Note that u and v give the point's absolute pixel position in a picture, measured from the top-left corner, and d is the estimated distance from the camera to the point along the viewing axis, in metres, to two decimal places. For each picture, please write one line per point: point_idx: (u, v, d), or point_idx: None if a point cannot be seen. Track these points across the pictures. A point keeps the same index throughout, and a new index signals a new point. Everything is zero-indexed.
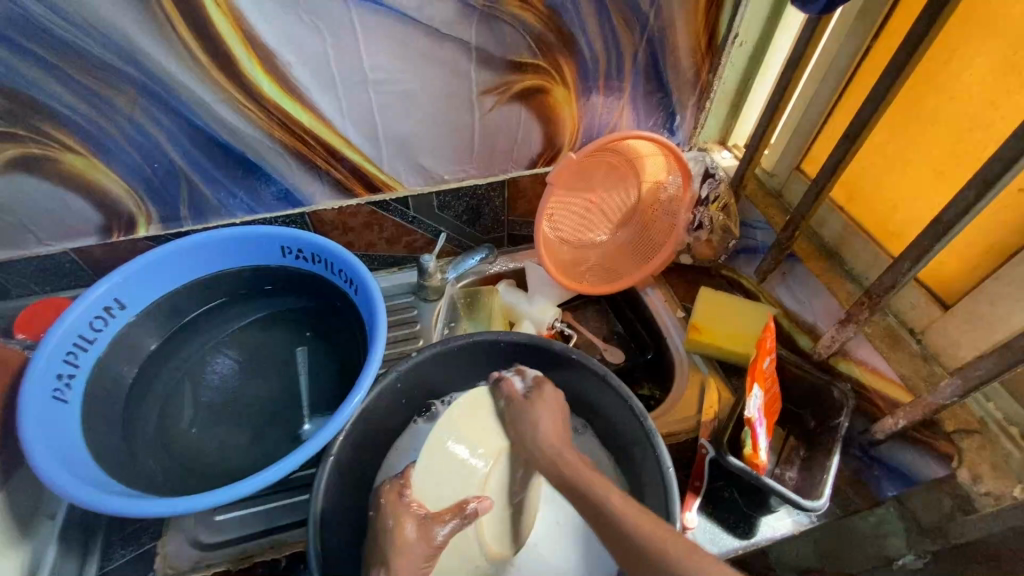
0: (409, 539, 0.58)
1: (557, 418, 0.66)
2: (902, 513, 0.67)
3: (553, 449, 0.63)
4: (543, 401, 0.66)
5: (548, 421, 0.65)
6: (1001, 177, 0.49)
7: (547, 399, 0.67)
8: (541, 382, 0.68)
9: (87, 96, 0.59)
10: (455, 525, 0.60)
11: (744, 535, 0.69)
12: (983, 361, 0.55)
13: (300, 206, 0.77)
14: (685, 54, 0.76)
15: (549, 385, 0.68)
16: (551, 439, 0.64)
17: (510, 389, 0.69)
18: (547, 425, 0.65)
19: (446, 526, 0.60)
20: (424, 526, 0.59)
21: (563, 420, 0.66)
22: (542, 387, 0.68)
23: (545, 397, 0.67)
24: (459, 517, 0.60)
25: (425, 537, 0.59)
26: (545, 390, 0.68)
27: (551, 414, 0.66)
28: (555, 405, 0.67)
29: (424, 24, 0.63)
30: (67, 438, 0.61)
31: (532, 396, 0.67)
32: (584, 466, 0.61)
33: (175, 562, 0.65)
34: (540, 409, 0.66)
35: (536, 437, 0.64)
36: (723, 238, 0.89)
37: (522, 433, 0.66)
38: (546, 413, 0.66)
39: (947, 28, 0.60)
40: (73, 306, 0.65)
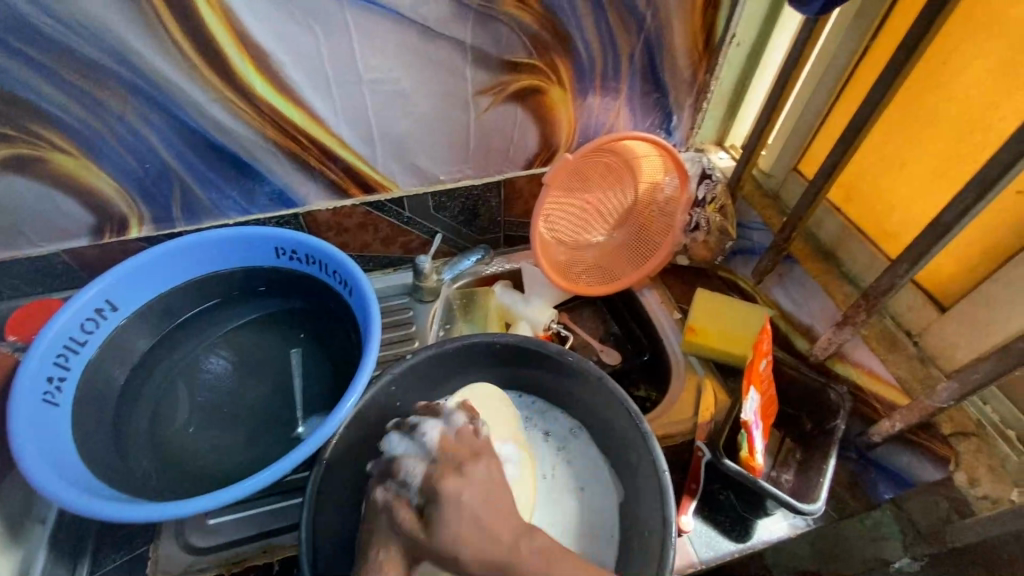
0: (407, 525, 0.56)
1: (480, 504, 0.50)
2: (899, 516, 0.67)
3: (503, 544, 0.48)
4: (461, 471, 0.52)
5: (468, 524, 0.48)
6: (1000, 179, 0.49)
7: (454, 509, 0.49)
8: (434, 486, 0.51)
9: (77, 96, 0.58)
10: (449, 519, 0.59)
11: (740, 538, 0.69)
12: (981, 364, 0.54)
13: (294, 206, 0.77)
14: (682, 55, 0.76)
15: (448, 479, 0.51)
16: (485, 547, 0.48)
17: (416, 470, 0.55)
18: (471, 531, 0.48)
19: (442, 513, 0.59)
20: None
21: (492, 501, 0.50)
22: (440, 489, 0.51)
23: (452, 496, 0.50)
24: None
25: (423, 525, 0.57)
26: (444, 493, 0.50)
27: (463, 517, 0.49)
28: (469, 504, 0.49)
29: (420, 23, 0.62)
30: (57, 442, 0.60)
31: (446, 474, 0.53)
32: (545, 562, 0.48)
33: (166, 566, 0.64)
34: (469, 480, 0.51)
35: (468, 554, 0.47)
36: (720, 240, 0.89)
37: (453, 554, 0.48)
38: (462, 524, 0.48)
39: (948, 26, 0.59)
40: (64, 308, 0.64)
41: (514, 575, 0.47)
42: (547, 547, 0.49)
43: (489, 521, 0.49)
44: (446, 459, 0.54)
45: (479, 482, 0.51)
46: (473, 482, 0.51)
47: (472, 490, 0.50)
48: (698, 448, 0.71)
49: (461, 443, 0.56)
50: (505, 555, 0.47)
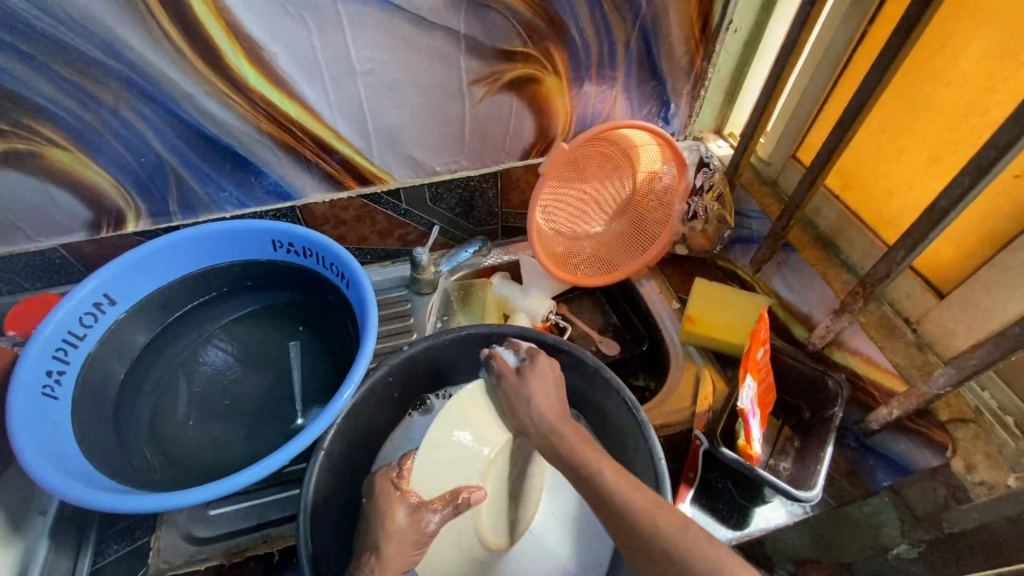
0: (399, 525, 0.56)
1: (553, 391, 0.64)
2: (897, 503, 0.65)
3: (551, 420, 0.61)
4: (537, 375, 0.64)
5: (543, 390, 0.63)
6: (997, 163, 0.48)
7: (538, 374, 0.65)
8: (534, 354, 0.66)
9: (71, 90, 0.58)
10: (446, 514, 0.58)
11: (737, 524, 0.71)
12: (978, 351, 0.54)
13: (291, 199, 0.77)
14: (679, 42, 0.76)
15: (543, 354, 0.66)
16: (547, 409, 0.62)
17: (502, 364, 0.67)
18: (546, 398, 0.63)
19: (438, 514, 0.58)
20: (414, 514, 0.57)
21: (560, 390, 0.64)
22: (539, 358, 0.66)
23: (546, 370, 0.65)
24: (449, 507, 0.59)
25: (415, 524, 0.57)
26: (538, 361, 0.65)
27: (544, 394, 0.63)
28: (549, 380, 0.65)
29: (412, 13, 0.62)
30: (57, 434, 0.61)
31: (524, 372, 0.65)
32: (580, 441, 0.58)
33: (168, 557, 0.64)
34: (539, 378, 0.64)
35: (532, 408, 0.62)
36: (719, 228, 0.90)
37: (517, 408, 0.64)
38: (539, 387, 0.63)
39: (943, 10, 0.59)
40: (66, 299, 0.64)
41: (557, 435, 0.60)
42: (587, 438, 0.59)
43: (560, 400, 0.63)
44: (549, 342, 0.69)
45: (561, 369, 0.66)
46: (560, 368, 0.66)
47: (555, 371, 0.65)
48: (696, 437, 0.71)
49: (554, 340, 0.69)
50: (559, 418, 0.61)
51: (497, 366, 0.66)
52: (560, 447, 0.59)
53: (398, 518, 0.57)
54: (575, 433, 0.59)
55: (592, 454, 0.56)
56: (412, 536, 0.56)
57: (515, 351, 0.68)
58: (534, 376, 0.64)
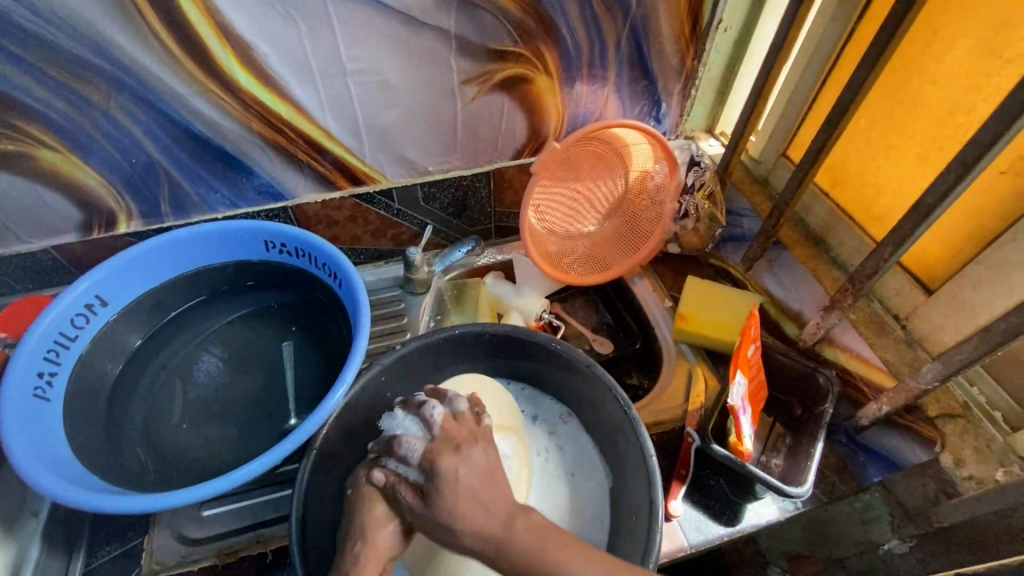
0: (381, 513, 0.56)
1: (479, 485, 0.52)
2: (888, 499, 0.66)
3: (493, 535, 0.50)
4: (448, 483, 0.51)
5: (465, 505, 0.51)
6: (981, 159, 0.49)
7: (455, 482, 0.51)
8: (434, 466, 0.52)
9: (59, 91, 0.58)
10: None
11: (730, 522, 0.70)
12: (964, 346, 0.55)
13: (283, 199, 0.77)
14: (669, 41, 0.76)
15: (446, 457, 0.52)
16: (479, 526, 0.50)
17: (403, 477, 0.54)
18: (471, 508, 0.51)
19: None
20: None
21: (482, 492, 0.51)
22: (437, 467, 0.52)
23: (450, 477, 0.51)
24: None
25: None
26: (439, 471, 0.52)
27: (470, 511, 0.50)
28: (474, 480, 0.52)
29: (403, 13, 0.62)
30: (49, 435, 0.61)
31: (428, 492, 0.52)
32: (537, 539, 0.50)
33: (160, 557, 0.65)
34: (449, 490, 0.51)
35: (459, 532, 0.50)
36: (710, 227, 0.90)
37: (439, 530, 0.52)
38: (458, 499, 0.51)
39: (929, 9, 0.59)
40: (57, 300, 0.64)
41: (507, 548, 0.49)
42: (539, 529, 0.51)
43: (486, 500, 0.51)
44: (452, 437, 0.55)
45: (476, 464, 0.53)
46: (473, 468, 0.52)
47: (467, 472, 0.52)
48: (687, 434, 0.72)
49: (462, 430, 0.56)
50: (497, 532, 0.50)
51: (393, 486, 0.54)
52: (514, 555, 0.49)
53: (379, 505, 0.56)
54: (529, 534, 0.50)
55: (555, 555, 0.49)
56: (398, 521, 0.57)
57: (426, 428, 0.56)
58: (444, 484, 0.51)
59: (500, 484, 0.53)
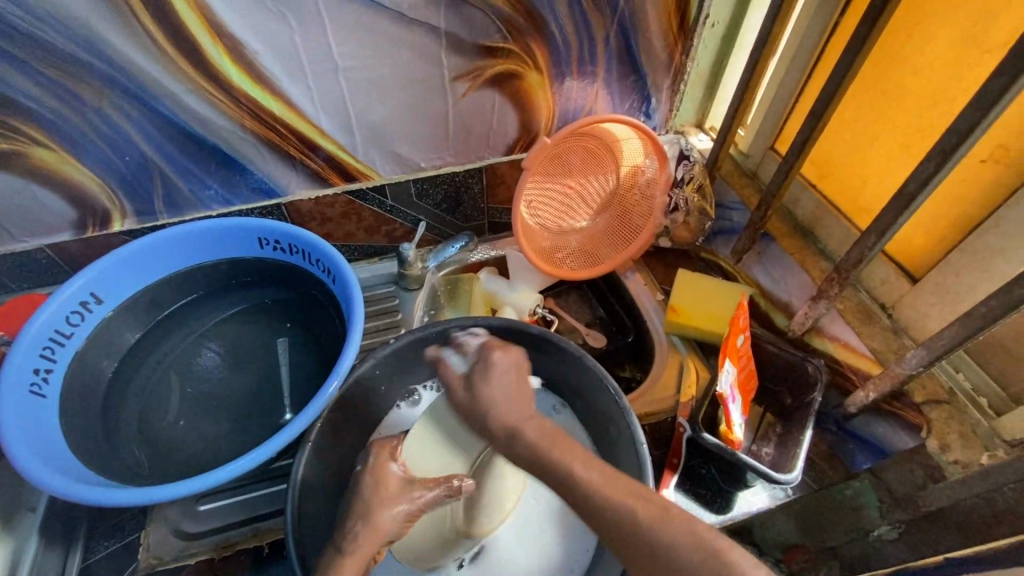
0: (384, 509, 0.56)
1: (516, 384, 0.58)
2: (877, 486, 0.66)
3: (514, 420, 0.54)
4: (491, 376, 0.58)
5: (502, 391, 0.57)
6: (959, 147, 0.50)
7: (493, 375, 0.59)
8: (486, 353, 0.61)
9: (53, 89, 0.59)
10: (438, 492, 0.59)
11: (721, 510, 0.72)
12: (946, 331, 0.56)
13: (276, 196, 0.78)
14: (657, 36, 0.77)
15: (497, 352, 0.61)
16: (507, 410, 0.55)
17: (450, 375, 0.61)
18: (505, 394, 0.57)
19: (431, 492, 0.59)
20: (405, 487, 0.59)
21: (521, 391, 0.58)
22: (489, 357, 0.60)
23: (498, 368, 0.59)
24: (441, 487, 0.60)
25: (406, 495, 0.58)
26: (491, 361, 0.60)
27: (503, 398, 0.56)
28: (506, 378, 0.58)
29: (393, 10, 0.63)
30: (45, 431, 0.61)
31: (476, 376, 0.59)
32: (546, 439, 0.52)
33: (158, 552, 0.65)
34: (493, 381, 0.58)
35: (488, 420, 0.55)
36: (700, 220, 0.91)
37: (474, 416, 0.57)
38: (498, 390, 0.57)
39: (910, 3, 0.60)
40: (51, 299, 0.65)
41: (520, 434, 0.53)
42: (550, 434, 0.52)
43: (516, 400, 0.56)
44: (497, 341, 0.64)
45: (519, 367, 0.60)
46: (512, 363, 0.60)
47: (508, 373, 0.59)
48: (679, 425, 0.74)
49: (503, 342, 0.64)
50: (519, 420, 0.54)
51: (445, 376, 0.62)
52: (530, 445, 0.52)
53: (390, 486, 0.58)
54: (536, 432, 0.53)
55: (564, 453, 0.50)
56: (404, 503, 0.57)
57: (461, 358, 0.63)
58: (487, 377, 0.58)
59: (525, 391, 0.58)
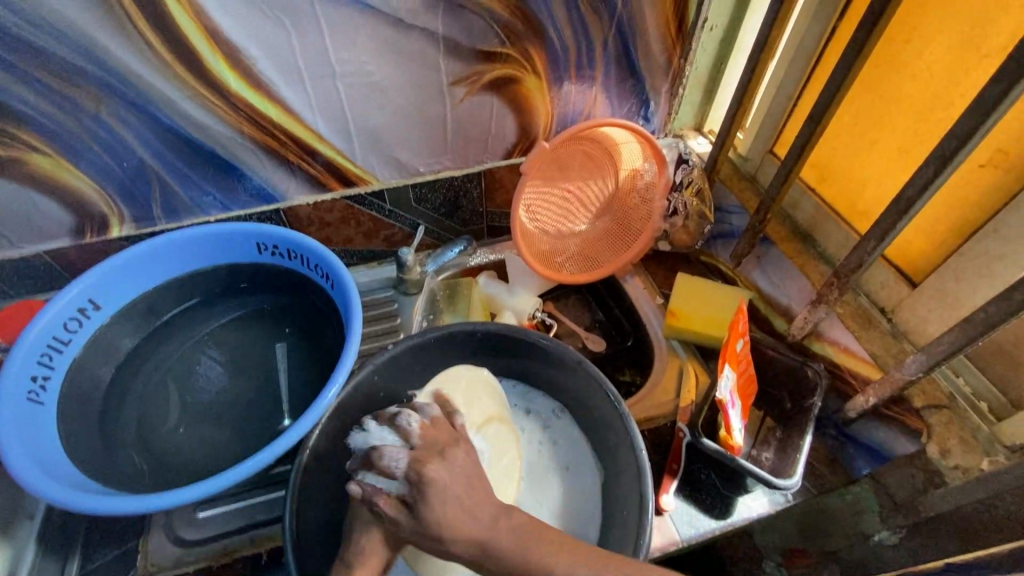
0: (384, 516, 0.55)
1: (464, 490, 0.49)
2: (877, 490, 0.67)
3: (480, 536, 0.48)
4: (436, 494, 0.49)
5: (452, 509, 0.48)
6: (958, 152, 0.50)
7: (439, 493, 0.49)
8: (419, 473, 0.49)
9: (51, 97, 0.59)
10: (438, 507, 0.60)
11: (721, 515, 0.71)
12: (946, 336, 0.55)
13: (274, 202, 0.77)
14: (655, 40, 0.77)
15: (432, 465, 0.50)
16: (467, 527, 0.48)
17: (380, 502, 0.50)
18: (456, 510, 0.48)
19: None
20: None
21: (473, 491, 0.50)
22: (422, 475, 0.49)
23: (439, 485, 0.49)
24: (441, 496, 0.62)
25: None
26: (429, 480, 0.49)
27: (457, 515, 0.48)
28: (455, 489, 0.49)
29: (391, 16, 0.63)
30: (42, 438, 0.61)
31: (416, 498, 0.49)
32: (522, 545, 0.48)
33: (156, 559, 0.65)
34: (440, 501, 0.48)
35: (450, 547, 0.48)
36: (699, 224, 0.91)
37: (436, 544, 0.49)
38: (449, 510, 0.48)
39: (908, 6, 0.60)
40: (49, 305, 0.65)
41: (495, 544, 0.48)
42: (524, 530, 0.49)
43: (474, 510, 0.49)
44: (431, 446, 0.52)
45: (465, 467, 0.51)
46: (455, 469, 0.50)
47: (456, 482, 0.50)
48: (678, 429, 0.73)
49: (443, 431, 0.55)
50: (487, 535, 0.48)
51: (381, 510, 0.50)
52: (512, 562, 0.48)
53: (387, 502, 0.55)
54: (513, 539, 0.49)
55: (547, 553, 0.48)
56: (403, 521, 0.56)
57: (388, 477, 0.50)
58: (432, 496, 0.48)
59: (482, 483, 0.52)
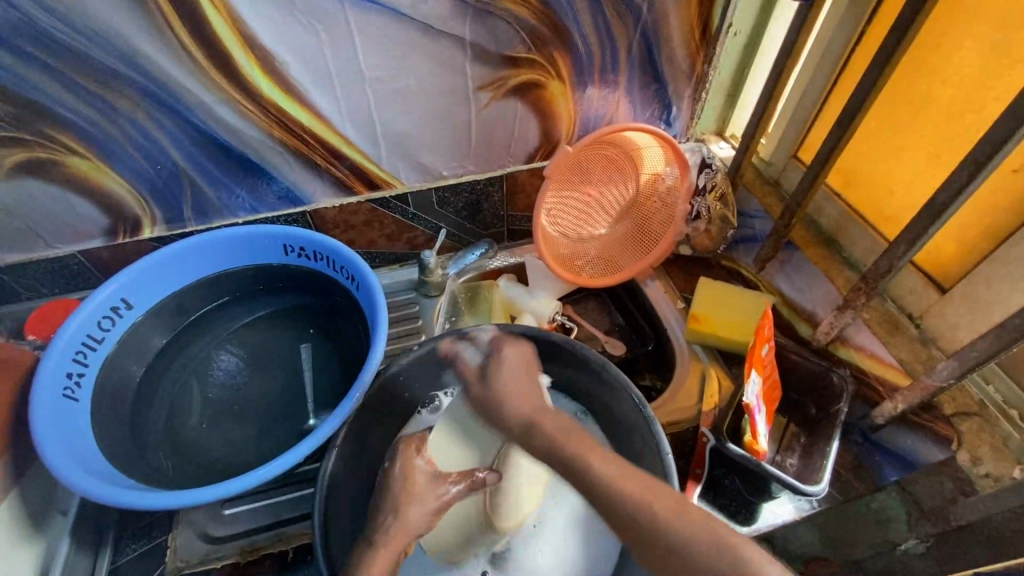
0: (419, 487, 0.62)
1: (520, 367, 0.65)
2: (904, 499, 0.64)
3: (525, 413, 0.60)
4: (504, 369, 0.64)
5: (511, 383, 0.63)
6: (993, 157, 0.49)
7: (506, 366, 0.65)
8: (498, 348, 0.66)
9: (90, 100, 0.60)
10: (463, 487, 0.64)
11: (746, 521, 0.73)
12: (979, 343, 0.55)
13: (302, 204, 0.79)
14: (679, 45, 0.77)
15: (509, 348, 0.66)
16: (520, 405, 0.61)
17: (467, 366, 0.66)
18: (515, 384, 0.63)
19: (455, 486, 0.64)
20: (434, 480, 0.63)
21: (525, 380, 0.64)
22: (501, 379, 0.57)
23: (504, 362, 0.65)
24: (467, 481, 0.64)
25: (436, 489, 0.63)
26: (503, 356, 0.65)
27: (513, 384, 0.63)
28: (515, 372, 0.64)
29: (419, 21, 0.63)
30: (79, 434, 0.62)
31: (490, 368, 0.65)
32: (559, 431, 0.57)
33: (185, 555, 0.66)
34: (508, 373, 0.64)
35: (505, 408, 0.61)
36: (722, 228, 0.90)
37: (492, 410, 0.63)
38: (511, 379, 0.63)
39: (937, 11, 0.60)
40: (84, 305, 0.66)
41: (536, 427, 0.58)
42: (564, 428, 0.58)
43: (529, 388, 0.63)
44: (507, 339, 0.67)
45: (524, 355, 0.66)
46: (519, 354, 0.66)
47: (516, 361, 0.65)
48: (702, 434, 0.74)
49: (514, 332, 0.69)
50: (530, 416, 0.59)
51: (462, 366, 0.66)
52: (542, 435, 0.58)
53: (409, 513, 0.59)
54: (555, 423, 0.58)
55: (574, 443, 0.56)
56: (431, 501, 0.62)
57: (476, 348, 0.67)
58: (502, 369, 0.64)
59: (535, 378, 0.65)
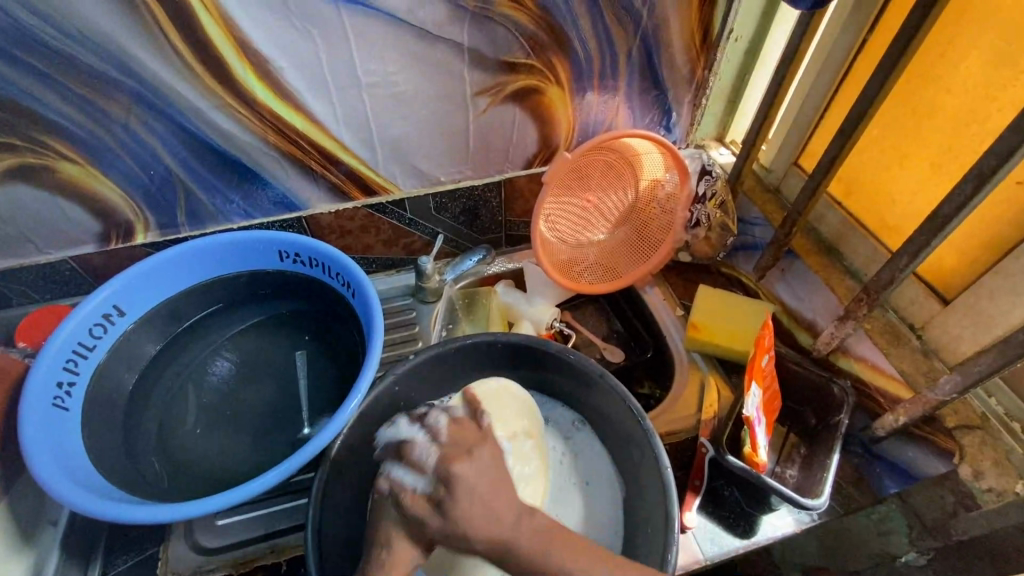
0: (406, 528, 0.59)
1: (485, 485, 0.52)
2: (905, 511, 0.66)
3: (501, 534, 0.50)
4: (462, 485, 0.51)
5: (472, 507, 0.50)
6: (998, 171, 0.49)
7: (465, 480, 0.52)
8: (446, 466, 0.53)
9: (81, 105, 0.59)
10: None
11: (745, 533, 0.70)
12: (982, 357, 0.54)
13: (297, 210, 0.78)
14: (680, 51, 0.76)
15: (460, 463, 0.53)
16: (490, 527, 0.50)
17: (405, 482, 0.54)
18: (479, 511, 0.50)
19: None
20: None
21: (498, 485, 0.52)
22: (451, 473, 0.52)
23: (464, 482, 0.51)
24: None
25: None
26: (455, 473, 0.52)
27: (477, 504, 0.50)
28: (478, 486, 0.52)
29: (416, 26, 0.63)
30: (69, 444, 0.61)
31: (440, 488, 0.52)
32: (542, 544, 0.50)
33: (175, 567, 0.66)
34: (466, 492, 0.51)
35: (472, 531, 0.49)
36: (722, 236, 0.89)
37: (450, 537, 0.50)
38: (473, 495, 0.51)
39: (942, 19, 0.59)
40: (74, 312, 0.65)
41: (513, 546, 0.49)
42: (544, 534, 0.50)
43: (496, 508, 0.51)
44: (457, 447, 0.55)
45: (485, 462, 0.54)
46: (480, 461, 0.54)
47: (481, 479, 0.52)
48: (701, 444, 0.73)
49: (469, 437, 0.57)
50: (507, 534, 0.50)
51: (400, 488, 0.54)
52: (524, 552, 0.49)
53: None
54: (533, 539, 0.50)
55: (557, 548, 0.50)
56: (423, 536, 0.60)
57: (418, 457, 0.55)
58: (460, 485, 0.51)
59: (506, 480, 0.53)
